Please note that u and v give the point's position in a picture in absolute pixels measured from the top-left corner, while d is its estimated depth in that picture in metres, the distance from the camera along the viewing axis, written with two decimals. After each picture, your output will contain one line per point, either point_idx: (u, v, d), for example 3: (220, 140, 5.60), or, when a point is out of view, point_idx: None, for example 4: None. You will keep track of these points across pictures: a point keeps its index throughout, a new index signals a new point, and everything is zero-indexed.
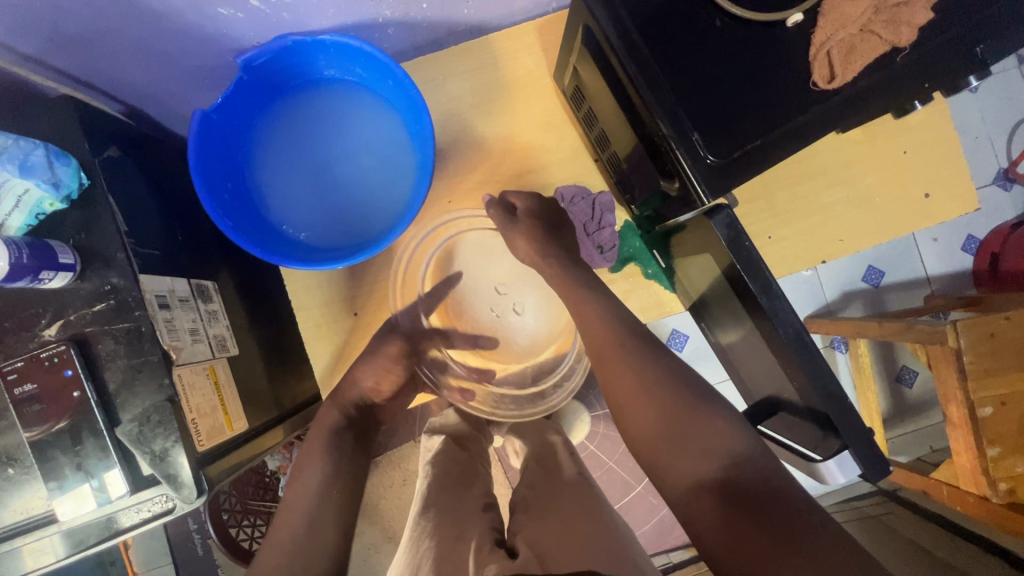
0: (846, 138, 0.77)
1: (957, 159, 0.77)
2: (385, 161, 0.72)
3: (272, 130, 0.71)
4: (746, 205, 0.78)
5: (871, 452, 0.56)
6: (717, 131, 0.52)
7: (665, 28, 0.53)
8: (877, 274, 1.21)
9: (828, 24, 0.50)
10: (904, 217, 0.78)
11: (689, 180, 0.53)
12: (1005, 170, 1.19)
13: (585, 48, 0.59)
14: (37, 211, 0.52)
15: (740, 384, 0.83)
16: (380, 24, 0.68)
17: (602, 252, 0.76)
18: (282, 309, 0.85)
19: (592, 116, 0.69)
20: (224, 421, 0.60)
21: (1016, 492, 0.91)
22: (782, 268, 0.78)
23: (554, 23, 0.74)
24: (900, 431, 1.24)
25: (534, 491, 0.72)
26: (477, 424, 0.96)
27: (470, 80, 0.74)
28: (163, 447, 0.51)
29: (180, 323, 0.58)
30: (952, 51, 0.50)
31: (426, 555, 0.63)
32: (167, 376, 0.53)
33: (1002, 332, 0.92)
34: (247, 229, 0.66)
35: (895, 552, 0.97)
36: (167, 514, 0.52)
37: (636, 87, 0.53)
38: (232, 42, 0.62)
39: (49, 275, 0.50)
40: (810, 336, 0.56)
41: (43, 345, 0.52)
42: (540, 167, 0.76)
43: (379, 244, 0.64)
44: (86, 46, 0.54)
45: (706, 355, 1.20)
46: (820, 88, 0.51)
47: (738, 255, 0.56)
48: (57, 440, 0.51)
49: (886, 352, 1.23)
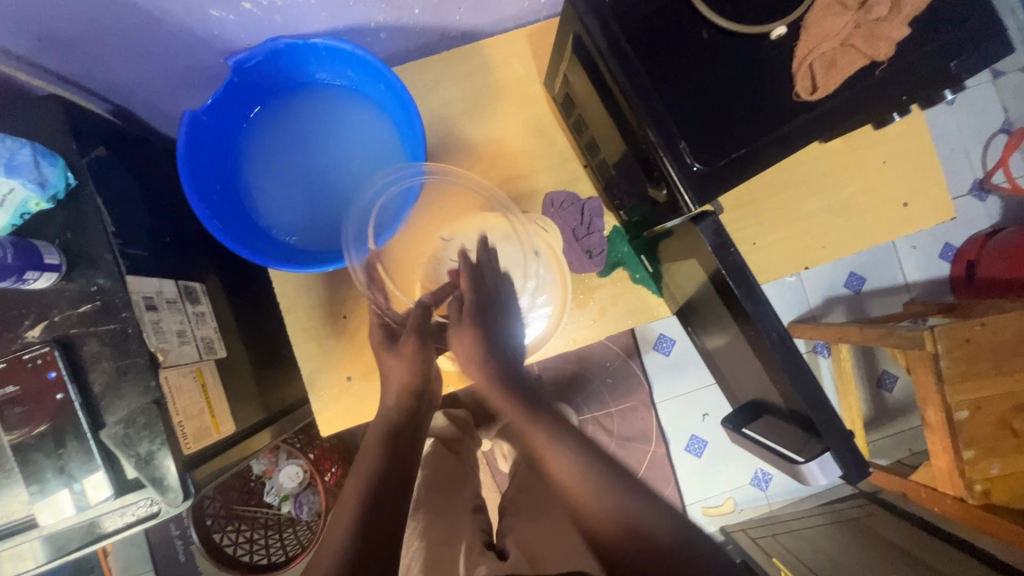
0: (827, 148, 0.79)
1: (934, 170, 0.79)
2: (375, 165, 0.72)
3: (261, 131, 0.71)
4: (732, 211, 0.79)
5: (852, 453, 0.58)
6: (703, 139, 0.53)
7: (653, 39, 0.54)
8: (858, 281, 1.24)
9: (811, 38, 0.52)
10: (883, 225, 0.80)
11: (676, 187, 0.54)
12: (981, 180, 1.23)
13: (575, 56, 0.60)
14: (22, 211, 0.51)
15: (726, 388, 0.84)
16: (373, 28, 0.68)
17: (590, 257, 0.76)
18: (271, 312, 0.84)
19: (581, 122, 0.70)
20: (211, 424, 0.59)
21: (991, 494, 0.94)
22: (766, 274, 0.80)
23: (545, 31, 0.75)
24: (881, 434, 1.27)
25: (524, 494, 0.73)
26: (465, 428, 0.96)
27: (462, 86, 0.75)
28: (149, 450, 0.50)
29: (167, 324, 0.57)
30: (929, 65, 0.52)
31: (416, 557, 0.63)
32: (153, 378, 0.52)
33: (977, 338, 0.95)
34: (235, 231, 0.66)
35: (874, 552, 0.99)
36: (152, 518, 0.51)
37: (625, 95, 0.54)
38: (223, 44, 0.62)
39: (34, 275, 0.49)
40: (794, 339, 0.57)
41: (27, 347, 0.51)
42: (530, 172, 0.77)
43: None
44: (73, 45, 0.54)
45: (691, 359, 1.22)
46: (803, 99, 0.53)
47: (723, 260, 0.57)
48: (39, 443, 0.50)
49: (867, 356, 1.26)
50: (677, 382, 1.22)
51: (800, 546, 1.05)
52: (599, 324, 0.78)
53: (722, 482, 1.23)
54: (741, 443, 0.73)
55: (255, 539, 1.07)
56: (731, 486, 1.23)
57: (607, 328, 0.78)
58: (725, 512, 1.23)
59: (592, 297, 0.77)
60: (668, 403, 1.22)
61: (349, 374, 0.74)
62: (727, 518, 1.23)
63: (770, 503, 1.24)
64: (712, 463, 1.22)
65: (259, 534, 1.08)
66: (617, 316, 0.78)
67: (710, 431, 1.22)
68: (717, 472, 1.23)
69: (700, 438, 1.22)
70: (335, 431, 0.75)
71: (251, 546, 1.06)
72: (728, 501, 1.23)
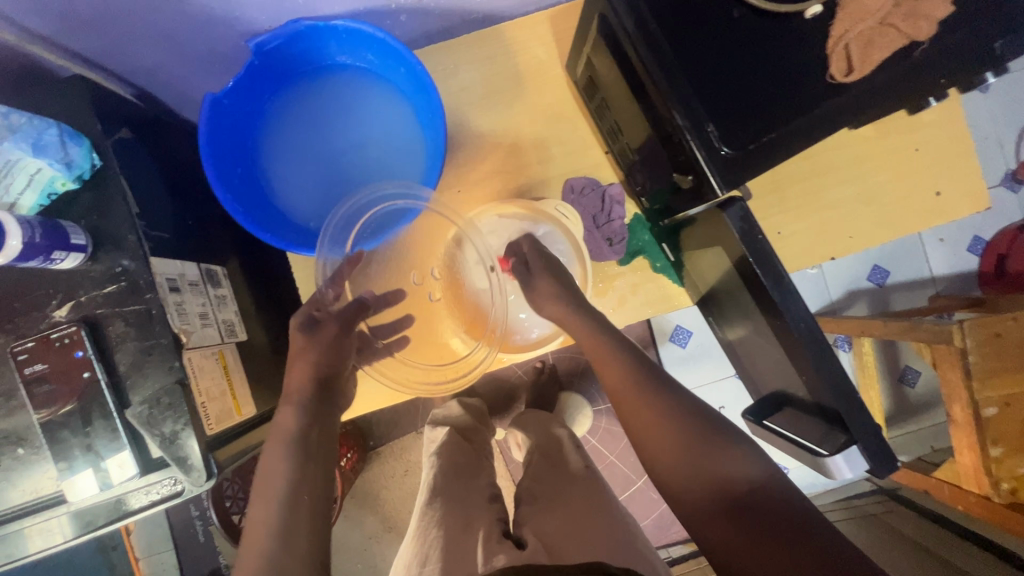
0: (857, 135, 0.77)
1: (968, 158, 0.76)
2: (391, 153, 0.71)
3: (279, 118, 0.71)
4: (756, 200, 0.77)
5: (880, 447, 0.56)
6: (732, 123, 0.52)
7: (682, 17, 0.52)
8: (882, 273, 1.21)
9: (847, 17, 0.51)
10: (913, 215, 0.77)
11: (703, 172, 0.52)
12: (1014, 171, 1.19)
13: (600, 37, 0.59)
14: (49, 191, 0.52)
15: (748, 381, 0.82)
16: (392, 11, 0.67)
17: (611, 244, 0.75)
18: (290, 298, 0.85)
19: (604, 107, 0.68)
20: (232, 406, 0.60)
21: (1018, 493, 0.91)
22: (790, 265, 0.78)
23: (567, 13, 0.73)
24: (902, 430, 1.24)
25: (540, 483, 0.73)
26: (480, 416, 0.96)
27: (482, 70, 0.74)
28: (173, 430, 0.51)
29: (190, 306, 0.58)
30: (972, 46, 0.50)
31: (434, 545, 0.63)
32: (177, 359, 0.53)
33: (1008, 333, 0.92)
34: (257, 216, 0.66)
35: (895, 550, 0.97)
36: (175, 497, 0.52)
37: (652, 77, 0.52)
38: (245, 26, 0.62)
39: (61, 255, 0.50)
40: (822, 331, 0.56)
41: (54, 327, 0.52)
42: (548, 158, 0.76)
43: None
44: (97, 25, 0.54)
45: (709, 350, 1.20)
46: (838, 81, 0.51)
47: (750, 247, 0.56)
48: (67, 421, 0.51)
49: (890, 351, 1.24)
50: (692, 374, 1.21)
51: None
52: (617, 313, 0.78)
53: None
54: (761, 434, 0.71)
55: None
56: None
57: (625, 318, 0.78)
58: None
59: (611, 286, 0.77)
60: None
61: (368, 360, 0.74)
62: None
63: None
64: None
65: None
66: (636, 306, 0.78)
67: None
68: None
69: None
70: (352, 416, 0.75)
71: None
72: None
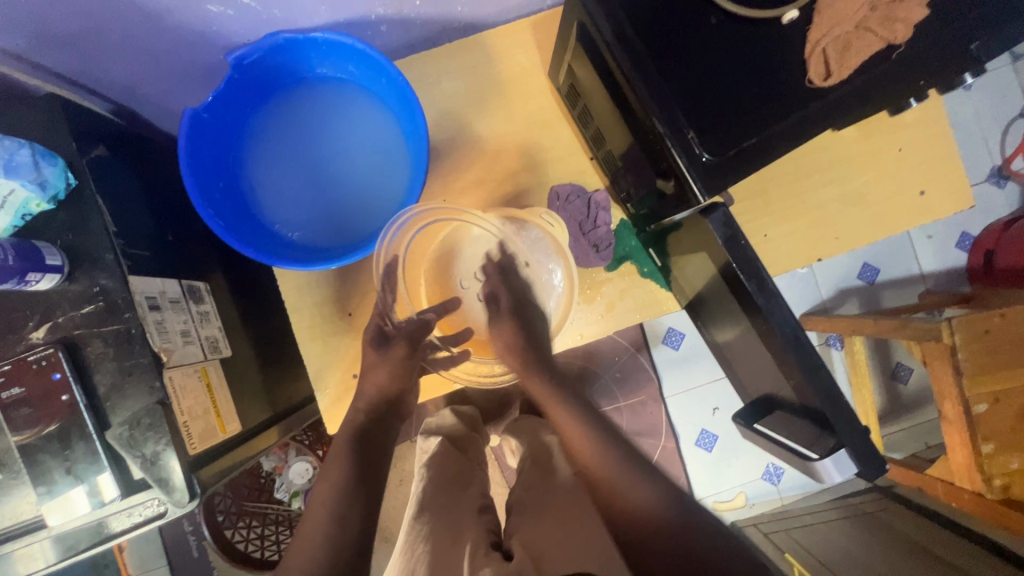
0: (840, 136, 0.77)
1: (951, 157, 0.77)
2: (375, 164, 0.71)
3: (262, 129, 0.70)
4: (743, 203, 0.77)
5: (867, 449, 0.56)
6: (712, 129, 0.52)
7: (660, 25, 0.53)
8: (871, 272, 1.21)
9: (824, 22, 0.51)
10: (898, 215, 0.78)
11: (684, 179, 0.52)
12: (1000, 167, 1.20)
13: (580, 45, 0.58)
14: (23, 211, 0.51)
15: (739, 383, 0.82)
16: (373, 22, 0.67)
17: (597, 251, 0.75)
18: (277, 310, 0.84)
19: (587, 114, 0.68)
20: (216, 424, 0.59)
21: (1011, 489, 0.91)
22: (778, 267, 0.78)
23: (549, 20, 0.73)
24: (895, 428, 1.25)
25: (531, 492, 0.72)
26: (473, 425, 0.95)
27: (465, 78, 0.74)
28: (154, 451, 0.50)
29: (171, 324, 0.57)
30: (948, 49, 0.50)
31: (421, 558, 0.63)
32: (157, 378, 0.52)
33: (996, 329, 0.92)
34: (239, 229, 0.65)
35: (890, 548, 0.97)
36: (159, 518, 0.51)
37: (631, 85, 0.52)
38: (223, 40, 0.61)
39: (36, 277, 0.49)
40: (807, 334, 0.56)
41: (31, 348, 0.51)
42: (533, 165, 0.76)
43: (360, 251, 0.63)
44: (71, 43, 0.53)
45: (702, 352, 1.20)
46: (816, 85, 0.51)
47: (734, 253, 0.56)
48: (46, 444, 0.50)
49: (881, 349, 1.24)
50: (685, 376, 1.20)
51: (813, 542, 1.04)
52: (606, 320, 0.77)
53: (733, 477, 1.21)
54: (751, 437, 0.71)
55: (267, 535, 1.07)
56: (744, 480, 1.21)
57: (614, 323, 0.77)
58: (736, 507, 1.22)
59: (600, 292, 0.76)
60: (677, 398, 1.20)
61: (355, 372, 0.73)
62: (739, 513, 1.22)
63: (783, 497, 1.22)
64: (723, 458, 1.21)
65: (270, 530, 1.08)
66: (624, 311, 0.77)
67: (720, 426, 1.20)
68: (729, 466, 1.21)
69: (711, 433, 1.21)
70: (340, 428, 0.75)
71: (262, 541, 1.07)
72: (741, 496, 1.22)
